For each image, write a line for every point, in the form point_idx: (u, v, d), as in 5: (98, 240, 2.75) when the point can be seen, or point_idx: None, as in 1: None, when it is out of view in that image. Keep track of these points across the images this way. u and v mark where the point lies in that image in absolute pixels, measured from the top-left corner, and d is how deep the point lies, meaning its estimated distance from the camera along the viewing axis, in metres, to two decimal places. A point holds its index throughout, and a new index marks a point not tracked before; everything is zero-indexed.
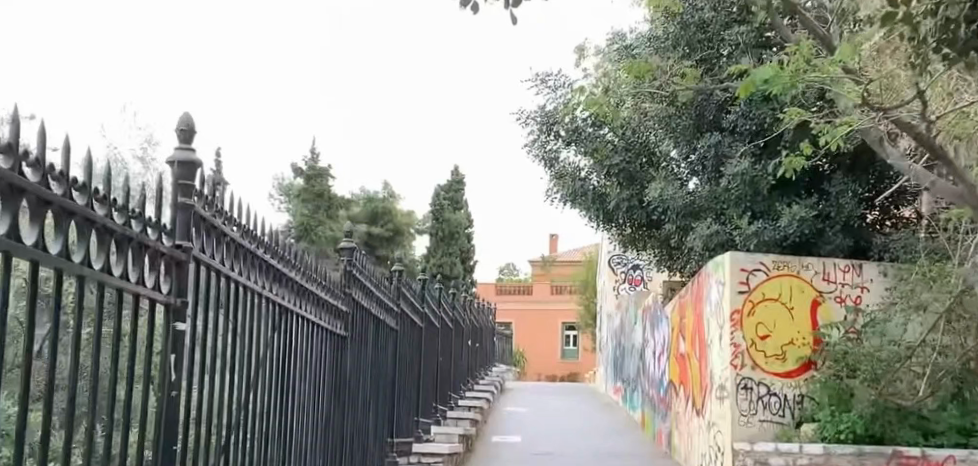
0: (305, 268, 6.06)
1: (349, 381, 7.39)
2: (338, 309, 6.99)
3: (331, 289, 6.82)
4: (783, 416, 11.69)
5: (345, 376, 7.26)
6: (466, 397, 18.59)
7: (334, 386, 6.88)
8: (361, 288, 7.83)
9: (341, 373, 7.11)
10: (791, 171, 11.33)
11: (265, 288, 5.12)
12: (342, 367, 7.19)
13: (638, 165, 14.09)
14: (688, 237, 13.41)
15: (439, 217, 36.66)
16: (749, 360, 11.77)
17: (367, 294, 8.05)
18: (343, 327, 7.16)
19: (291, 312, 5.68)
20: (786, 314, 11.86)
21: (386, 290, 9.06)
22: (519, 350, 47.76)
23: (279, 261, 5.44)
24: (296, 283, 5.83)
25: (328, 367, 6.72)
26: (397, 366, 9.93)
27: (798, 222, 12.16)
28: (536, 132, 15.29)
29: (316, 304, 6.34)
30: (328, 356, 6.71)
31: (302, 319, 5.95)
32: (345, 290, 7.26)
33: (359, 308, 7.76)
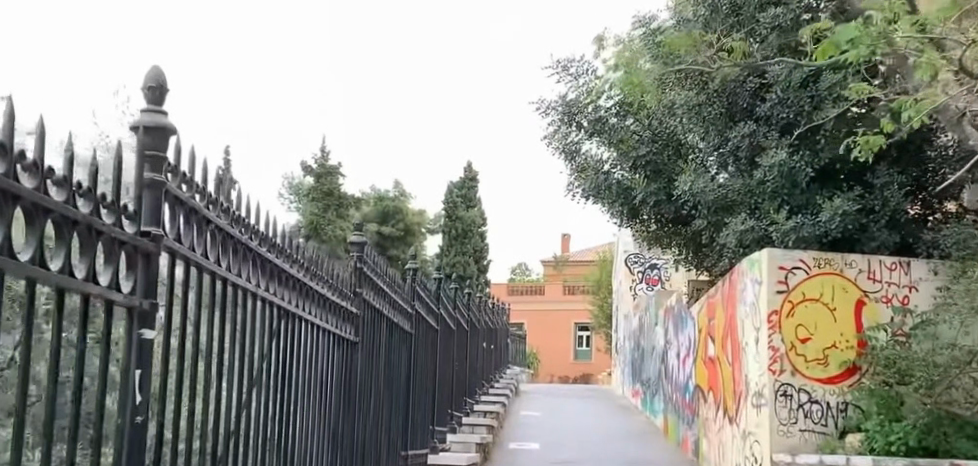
0: (311, 263, 5.28)
1: (361, 392, 6.60)
2: (346, 311, 6.18)
3: (339, 288, 6.02)
4: (826, 425, 10.91)
5: (355, 387, 6.46)
6: (482, 401, 17.83)
7: (344, 399, 6.09)
8: (372, 287, 7.02)
9: (349, 384, 6.31)
10: (867, 150, 10.44)
11: (262, 288, 4.34)
12: (352, 378, 6.39)
13: (666, 156, 13.28)
14: (720, 233, 12.53)
15: (452, 215, 35.90)
16: (789, 366, 10.98)
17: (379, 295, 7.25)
18: (352, 332, 6.36)
19: (293, 315, 4.91)
20: (828, 316, 11.06)
21: (399, 289, 8.24)
22: (531, 352, 47.01)
23: (281, 255, 4.67)
24: (299, 281, 5.05)
25: (335, 378, 5.93)
26: (413, 371, 9.17)
27: (841, 217, 11.36)
28: (557, 123, 14.54)
29: (323, 305, 5.55)
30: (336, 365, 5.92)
31: (306, 324, 5.16)
32: (354, 289, 6.45)
33: (371, 311, 6.96)
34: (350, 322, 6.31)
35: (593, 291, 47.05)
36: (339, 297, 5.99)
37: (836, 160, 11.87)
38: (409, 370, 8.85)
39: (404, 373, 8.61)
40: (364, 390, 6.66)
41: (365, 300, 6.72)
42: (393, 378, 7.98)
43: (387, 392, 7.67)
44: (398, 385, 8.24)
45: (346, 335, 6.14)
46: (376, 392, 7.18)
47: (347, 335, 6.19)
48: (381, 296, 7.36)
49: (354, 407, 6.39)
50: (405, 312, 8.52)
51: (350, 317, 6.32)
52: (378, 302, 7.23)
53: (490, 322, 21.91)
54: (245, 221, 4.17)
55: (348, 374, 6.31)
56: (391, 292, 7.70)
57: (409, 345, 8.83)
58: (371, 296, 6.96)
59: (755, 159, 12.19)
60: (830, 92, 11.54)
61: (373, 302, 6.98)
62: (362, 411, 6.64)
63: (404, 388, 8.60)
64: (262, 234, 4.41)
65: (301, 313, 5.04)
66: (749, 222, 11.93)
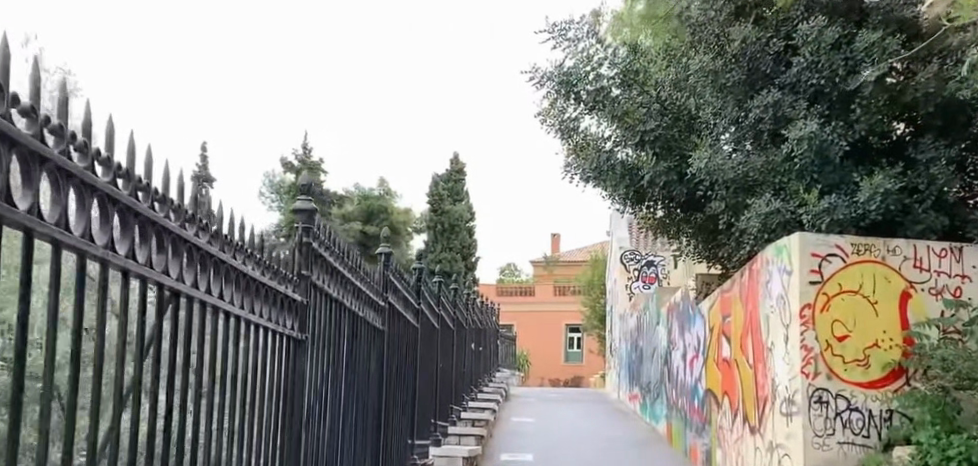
0: (218, 224, 3.73)
1: (309, 407, 5.05)
2: (288, 298, 4.65)
3: (279, 270, 4.51)
4: (868, 436, 9.45)
5: (301, 397, 4.91)
6: (471, 409, 16.32)
7: (276, 412, 4.55)
8: (327, 269, 5.42)
9: (290, 393, 4.76)
10: None
11: (94, 245, 2.90)
12: (293, 387, 4.82)
13: (677, 132, 11.73)
14: (740, 218, 10.98)
15: (438, 209, 34.47)
16: (824, 367, 9.52)
17: (336, 281, 5.64)
18: (300, 327, 4.83)
19: (175, 292, 3.40)
20: (869, 311, 9.62)
21: (366, 275, 6.63)
22: (522, 355, 45.53)
23: (148, 201, 3.18)
24: (192, 246, 3.53)
25: (269, 389, 4.41)
26: (388, 371, 7.65)
27: (881, 197, 9.89)
28: (553, 95, 12.99)
29: (239, 286, 4.01)
30: (261, 367, 4.35)
31: (203, 307, 3.64)
32: (299, 267, 4.86)
33: (326, 298, 5.38)
34: (293, 313, 4.75)
35: (585, 292, 45.60)
36: (274, 278, 4.44)
37: (873, 133, 10.40)
38: (380, 375, 7.23)
39: (374, 381, 7.01)
40: (314, 404, 5.10)
41: (318, 285, 5.15)
42: (358, 387, 6.39)
43: (350, 405, 6.09)
44: (367, 396, 6.67)
45: (285, 328, 4.59)
46: (334, 405, 5.63)
47: (286, 330, 4.62)
48: (339, 281, 5.76)
49: (298, 425, 4.85)
50: (373, 303, 6.91)
51: (293, 306, 4.75)
52: (336, 291, 5.62)
53: (478, 324, 20.33)
54: (45, 116, 2.72)
55: (289, 382, 4.76)
56: (353, 278, 6.11)
57: (380, 344, 7.24)
58: (327, 282, 5.39)
59: (781, 132, 10.62)
60: (867, 53, 10.09)
61: (329, 291, 5.41)
62: (310, 429, 5.08)
63: (373, 400, 6.98)
64: (104, 160, 2.96)
65: (191, 291, 3.51)
66: (774, 203, 10.41)
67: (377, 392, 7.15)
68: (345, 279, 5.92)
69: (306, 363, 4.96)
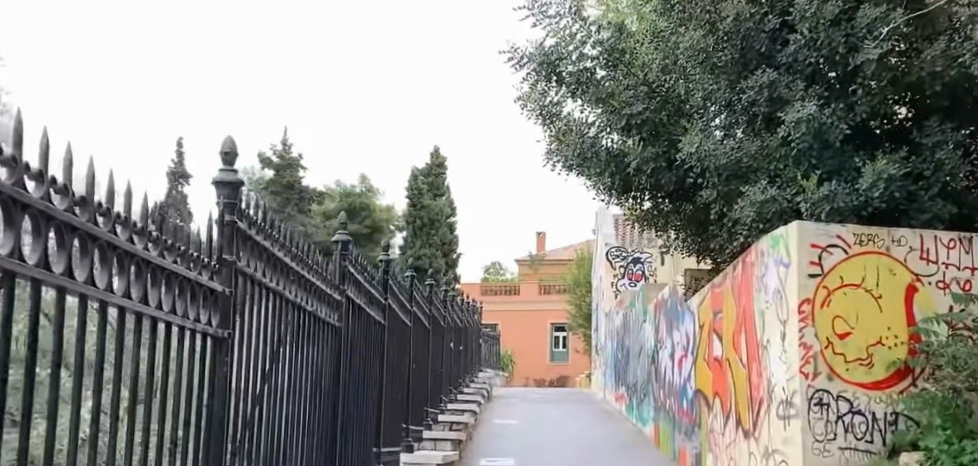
0: (53, 175, 3.03)
1: (233, 415, 4.30)
2: (199, 285, 3.91)
3: (183, 251, 3.78)
4: (871, 441, 8.77)
5: (222, 403, 4.18)
6: (449, 411, 15.58)
7: (179, 422, 3.85)
8: (261, 254, 4.66)
9: (202, 398, 4.03)
10: None
11: None
12: (208, 392, 4.10)
13: (666, 115, 11.04)
14: (733, 207, 10.29)
15: (417, 204, 33.09)
16: (825, 367, 8.82)
17: (274, 268, 4.89)
18: (220, 323, 4.09)
19: (57, 285, 3.05)
20: (872, 305, 8.92)
21: (316, 264, 5.87)
22: (506, 354, 44.79)
23: (14, 179, 2.87)
24: (86, 234, 3.18)
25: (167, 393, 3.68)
26: (346, 372, 6.91)
27: (885, 183, 9.21)
28: (533, 77, 12.26)
29: (152, 279, 3.57)
30: (159, 369, 3.66)
31: (102, 305, 3.25)
32: (220, 251, 4.11)
33: (258, 288, 4.63)
34: (209, 304, 4.02)
35: (570, 290, 44.93)
36: (174, 260, 3.71)
37: (875, 116, 9.73)
38: (337, 377, 6.48)
39: (328, 382, 6.26)
40: (240, 412, 4.37)
41: (247, 270, 4.40)
42: (307, 390, 5.64)
43: (294, 411, 5.33)
44: (319, 402, 5.92)
45: (195, 321, 3.86)
46: (271, 413, 4.89)
47: (198, 325, 3.90)
48: (279, 270, 5.01)
49: (215, 434, 4.12)
50: (326, 295, 6.15)
51: (209, 297, 4.01)
52: (273, 279, 4.87)
53: (459, 321, 19.60)
54: None
55: (202, 385, 4.02)
56: (298, 265, 5.36)
57: (334, 342, 6.49)
58: (260, 268, 4.63)
59: (777, 115, 9.95)
60: (869, 29, 9.37)
61: (264, 278, 4.66)
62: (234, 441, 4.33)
63: (327, 405, 6.22)
64: None
65: (83, 286, 3.16)
66: (769, 191, 9.71)
67: (332, 397, 6.40)
68: (288, 266, 5.18)
69: (229, 363, 4.22)
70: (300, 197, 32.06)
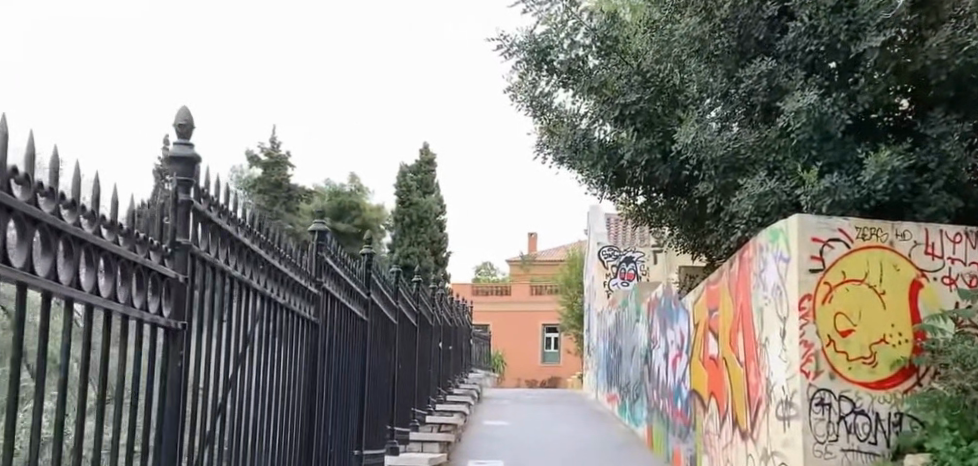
0: None
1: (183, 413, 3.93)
2: (142, 272, 3.56)
3: (126, 232, 3.43)
4: (875, 443, 8.42)
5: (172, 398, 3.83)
6: (437, 412, 15.21)
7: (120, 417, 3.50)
8: (218, 238, 4.29)
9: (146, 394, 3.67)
10: None
11: None
12: (160, 386, 3.75)
13: (661, 106, 10.69)
14: (730, 200, 9.94)
15: (406, 201, 32.78)
16: (826, 365, 8.47)
17: (236, 256, 4.52)
18: (168, 314, 3.76)
19: (19, 282, 2.92)
20: (875, 302, 8.58)
21: (288, 253, 5.51)
22: (497, 355, 44.41)
23: None
24: (48, 227, 3.04)
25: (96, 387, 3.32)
26: (325, 371, 6.56)
27: (889, 175, 8.86)
28: (523, 66, 11.90)
29: (121, 275, 3.43)
30: (103, 362, 3.35)
31: (69, 302, 3.11)
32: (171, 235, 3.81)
33: (216, 276, 4.27)
34: (158, 290, 3.69)
35: (562, 291, 44.58)
36: (115, 240, 3.36)
37: (878, 106, 9.39)
38: (314, 375, 6.13)
39: (303, 380, 5.90)
40: (193, 410, 4.00)
41: (200, 256, 4.04)
42: (276, 388, 5.28)
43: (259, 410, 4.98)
44: (288, 400, 5.55)
45: (141, 310, 3.54)
46: (231, 411, 4.53)
47: (143, 314, 3.57)
48: (243, 259, 4.65)
49: (163, 433, 3.77)
50: (300, 287, 5.79)
51: (155, 282, 3.68)
52: (235, 267, 4.51)
53: (448, 321, 19.24)
54: None
55: (149, 381, 3.67)
56: (267, 254, 5.00)
57: (311, 338, 6.14)
58: (216, 253, 4.26)
59: (776, 105, 9.61)
60: (872, 16, 9.00)
61: (223, 265, 4.30)
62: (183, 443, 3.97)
63: (301, 405, 5.87)
64: None
65: (46, 283, 3.02)
66: (768, 183, 9.37)
67: (308, 396, 6.05)
68: (254, 255, 4.82)
69: (181, 356, 3.88)
70: (289, 195, 31.67)
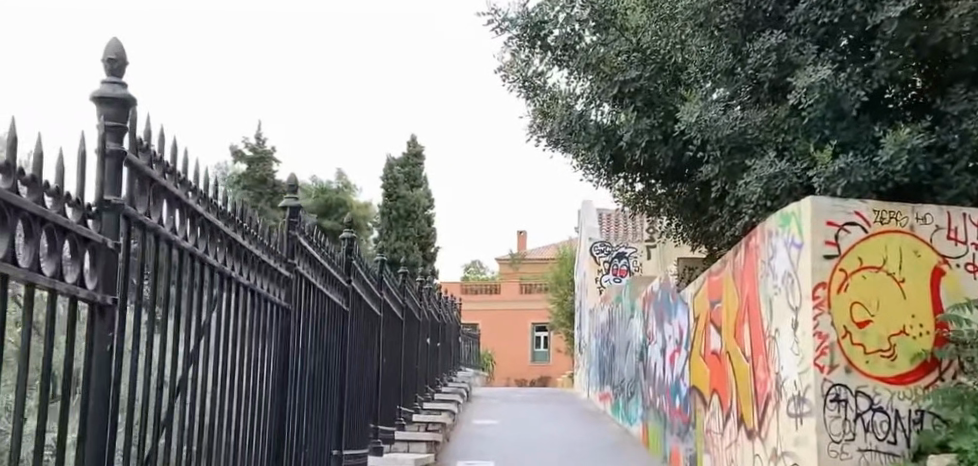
0: None
1: (113, 408, 3.31)
2: (52, 233, 2.93)
3: (30, 179, 2.80)
4: (894, 442, 7.83)
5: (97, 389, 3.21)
6: (425, 410, 14.58)
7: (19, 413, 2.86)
8: (156, 200, 3.64)
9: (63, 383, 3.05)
10: None
11: None
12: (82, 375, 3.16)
13: (662, 84, 10.10)
14: (737, 184, 9.35)
15: (393, 195, 32.15)
16: (842, 359, 7.88)
17: (184, 225, 3.89)
18: (93, 286, 3.15)
19: None
20: (895, 291, 7.99)
21: (253, 230, 4.89)
22: (486, 354, 43.78)
23: None
24: None
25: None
26: (300, 362, 5.95)
27: (908, 155, 8.28)
28: (516, 43, 11.31)
29: (22, 232, 2.80)
30: None
31: None
32: (99, 191, 3.23)
33: (158, 247, 3.64)
34: (76, 257, 3.07)
35: (552, 289, 44.00)
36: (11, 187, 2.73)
37: (894, 82, 8.79)
38: (286, 366, 5.52)
39: (272, 372, 5.29)
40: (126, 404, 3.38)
41: (134, 221, 3.42)
42: (238, 380, 4.66)
43: (215, 404, 4.36)
44: (253, 395, 4.94)
45: (51, 279, 2.91)
46: (177, 405, 3.90)
47: (54, 284, 2.94)
48: (194, 229, 4.03)
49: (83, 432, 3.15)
50: (268, 268, 5.18)
51: (71, 247, 3.05)
52: (185, 237, 3.89)
53: (437, 316, 18.63)
54: None
55: (66, 368, 3.04)
56: (223, 225, 4.38)
57: (283, 325, 5.53)
58: (156, 218, 3.62)
59: (786, 81, 9.03)
60: None
61: (165, 232, 3.67)
62: (114, 442, 3.35)
63: (269, 400, 5.26)
64: None
65: None
66: (779, 164, 8.77)
67: (280, 390, 5.45)
68: (208, 224, 4.20)
69: (109, 339, 3.25)
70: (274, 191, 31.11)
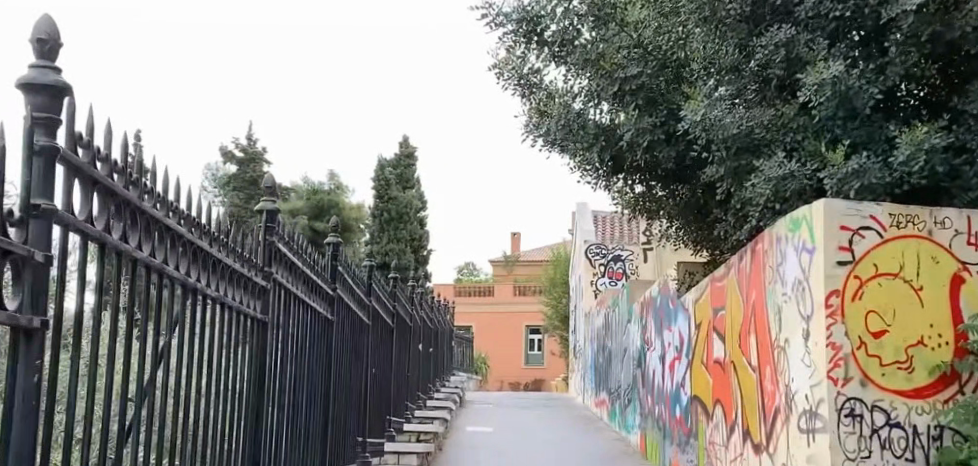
0: None
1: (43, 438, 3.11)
2: None
3: None
4: (912, 459, 7.40)
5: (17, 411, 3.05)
6: (417, 420, 14.11)
7: None
8: (104, 204, 3.36)
9: None
10: None
11: None
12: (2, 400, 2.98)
13: (663, 81, 9.68)
14: (743, 186, 8.91)
15: (385, 196, 31.64)
16: (857, 371, 7.42)
17: (137, 230, 3.56)
18: (16, 309, 3.02)
19: None
20: (912, 299, 7.55)
21: (221, 238, 4.42)
22: (480, 357, 43.30)
23: None
24: None
25: None
26: (279, 379, 5.49)
27: (926, 156, 7.83)
28: (511, 38, 10.89)
29: None
30: None
31: None
32: (27, 196, 3.05)
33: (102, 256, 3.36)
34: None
35: (546, 291, 43.54)
36: None
37: (909, 80, 8.34)
38: (263, 384, 5.07)
39: (245, 389, 4.85)
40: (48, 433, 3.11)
41: (74, 228, 3.20)
42: (199, 402, 4.20)
43: (173, 430, 3.93)
44: (219, 416, 4.49)
45: None
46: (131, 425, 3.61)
47: None
48: (152, 237, 3.68)
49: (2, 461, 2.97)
50: (240, 277, 4.72)
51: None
52: (138, 245, 3.56)
53: (429, 321, 18.19)
54: None
55: None
56: (188, 232, 3.96)
57: (259, 340, 5.07)
58: (101, 224, 3.33)
59: (795, 78, 8.64)
60: None
61: (112, 240, 3.37)
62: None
63: (241, 423, 4.81)
64: None
65: None
66: (788, 164, 8.34)
67: (254, 410, 5.00)
68: (169, 232, 3.82)
69: (38, 362, 3.08)
70: None
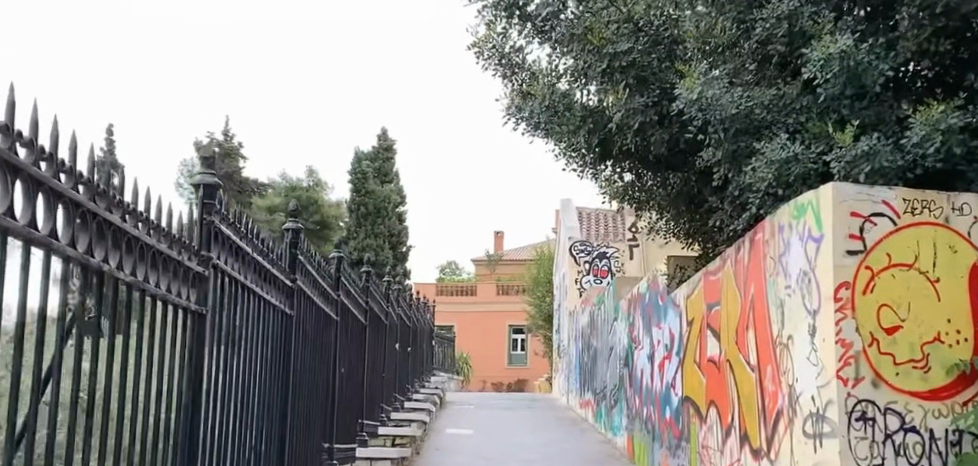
0: None
1: None
2: None
3: None
4: None
5: None
6: (392, 423, 13.36)
7: None
8: None
9: None
10: None
11: None
12: None
13: (656, 59, 9.07)
14: (742, 170, 8.27)
15: (362, 190, 30.84)
16: (868, 370, 6.66)
17: (7, 192, 2.99)
18: None
19: None
20: (928, 292, 6.79)
21: (121, 213, 3.65)
22: (462, 357, 42.61)
23: None
24: None
25: None
26: (221, 378, 4.85)
27: (942, 136, 7.14)
28: (491, 12, 10.25)
29: None
30: None
31: None
32: None
33: None
34: None
35: (529, 290, 42.88)
36: None
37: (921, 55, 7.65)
38: (198, 383, 4.45)
39: (171, 390, 4.20)
40: None
41: None
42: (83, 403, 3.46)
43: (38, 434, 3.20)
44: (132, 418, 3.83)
45: None
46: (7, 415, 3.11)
47: None
48: (35, 201, 3.13)
49: None
50: (167, 262, 4.10)
51: None
52: (8, 210, 2.99)
53: (408, 318, 17.52)
54: None
55: None
56: (89, 201, 3.40)
57: (195, 335, 4.44)
58: None
59: (798, 55, 8.06)
60: None
61: None
62: None
63: (164, 427, 4.18)
64: None
65: None
66: (791, 147, 7.72)
67: (182, 415, 4.37)
68: (61, 199, 3.27)
69: None
70: (239, 189, 30.05)
